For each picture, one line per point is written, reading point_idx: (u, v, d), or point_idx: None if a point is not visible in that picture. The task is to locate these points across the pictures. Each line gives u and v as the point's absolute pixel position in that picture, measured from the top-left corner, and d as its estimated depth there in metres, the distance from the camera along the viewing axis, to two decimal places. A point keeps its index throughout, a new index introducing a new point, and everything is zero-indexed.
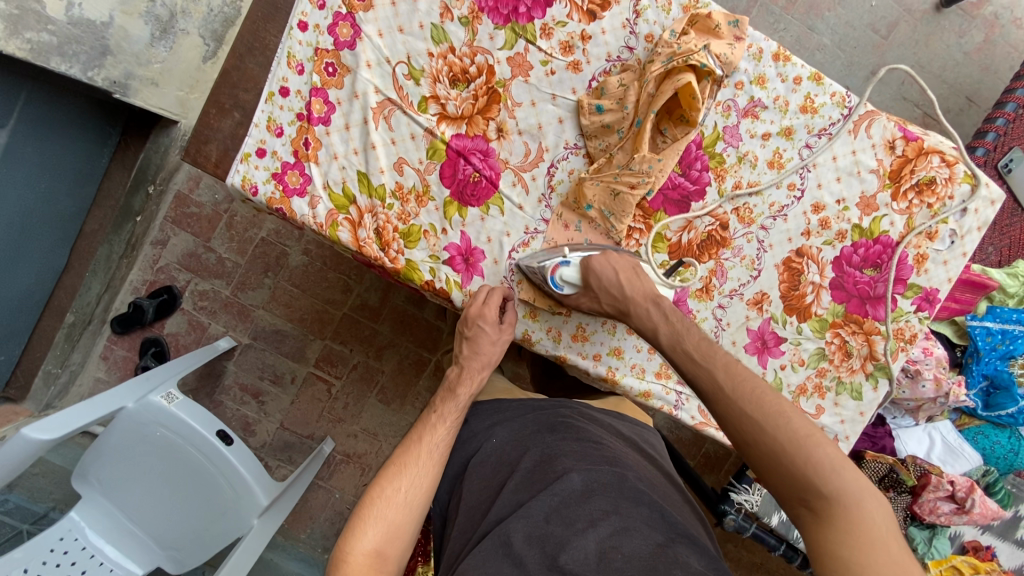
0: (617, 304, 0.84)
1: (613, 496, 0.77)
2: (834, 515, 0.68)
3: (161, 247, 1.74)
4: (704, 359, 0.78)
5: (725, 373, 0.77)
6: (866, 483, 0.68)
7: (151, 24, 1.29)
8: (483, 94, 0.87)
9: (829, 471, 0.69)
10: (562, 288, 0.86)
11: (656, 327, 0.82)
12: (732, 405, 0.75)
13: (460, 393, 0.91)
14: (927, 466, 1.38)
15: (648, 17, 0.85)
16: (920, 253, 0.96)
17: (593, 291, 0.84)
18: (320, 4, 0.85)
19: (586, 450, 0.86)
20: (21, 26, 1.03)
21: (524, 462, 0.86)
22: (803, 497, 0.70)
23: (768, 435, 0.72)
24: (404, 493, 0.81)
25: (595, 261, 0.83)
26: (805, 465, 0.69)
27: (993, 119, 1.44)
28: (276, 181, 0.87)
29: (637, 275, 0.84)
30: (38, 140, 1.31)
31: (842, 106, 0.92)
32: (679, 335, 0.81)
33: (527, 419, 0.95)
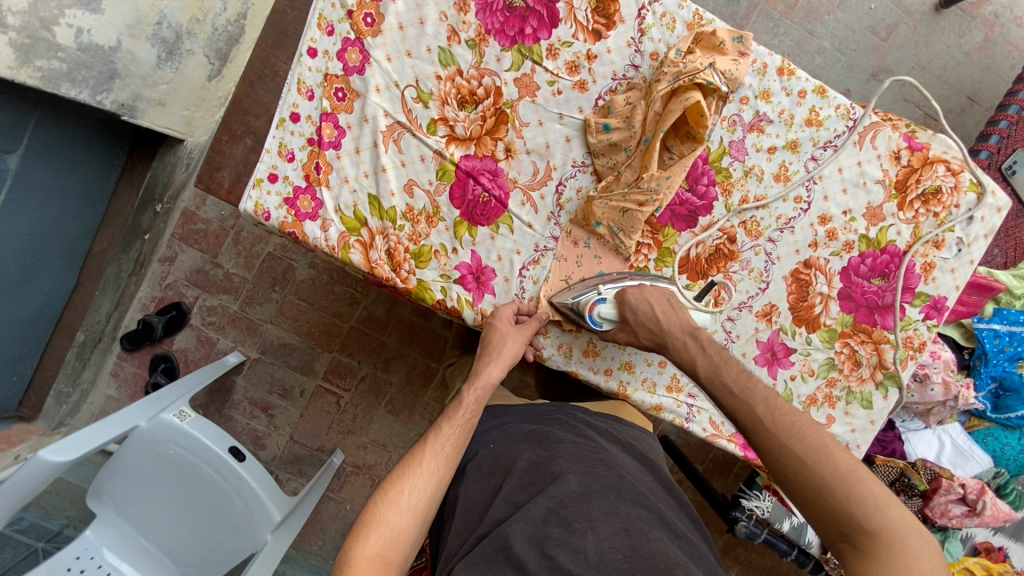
0: (653, 334, 0.85)
1: (612, 499, 0.73)
2: (878, 553, 0.66)
3: (169, 264, 1.78)
4: (742, 391, 0.78)
5: (764, 407, 0.77)
6: (911, 521, 0.67)
7: (158, 47, 1.30)
8: (491, 115, 0.88)
9: (873, 507, 0.68)
10: (600, 324, 0.87)
11: (693, 359, 0.83)
12: (771, 437, 0.75)
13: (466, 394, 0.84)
14: (938, 469, 1.39)
15: (653, 35, 0.87)
16: (927, 261, 0.97)
17: (630, 326, 0.86)
18: (329, 30, 0.86)
19: (582, 452, 0.81)
20: (32, 54, 1.03)
21: (518, 464, 0.81)
22: (844, 532, 0.69)
23: (808, 468, 0.72)
24: (408, 495, 0.74)
25: (630, 294, 0.85)
26: (848, 500, 0.69)
27: (996, 122, 1.44)
28: (287, 206, 0.87)
29: (671, 309, 0.86)
30: (47, 164, 1.31)
31: (847, 118, 0.93)
32: (717, 367, 0.81)
33: (522, 425, 0.91)
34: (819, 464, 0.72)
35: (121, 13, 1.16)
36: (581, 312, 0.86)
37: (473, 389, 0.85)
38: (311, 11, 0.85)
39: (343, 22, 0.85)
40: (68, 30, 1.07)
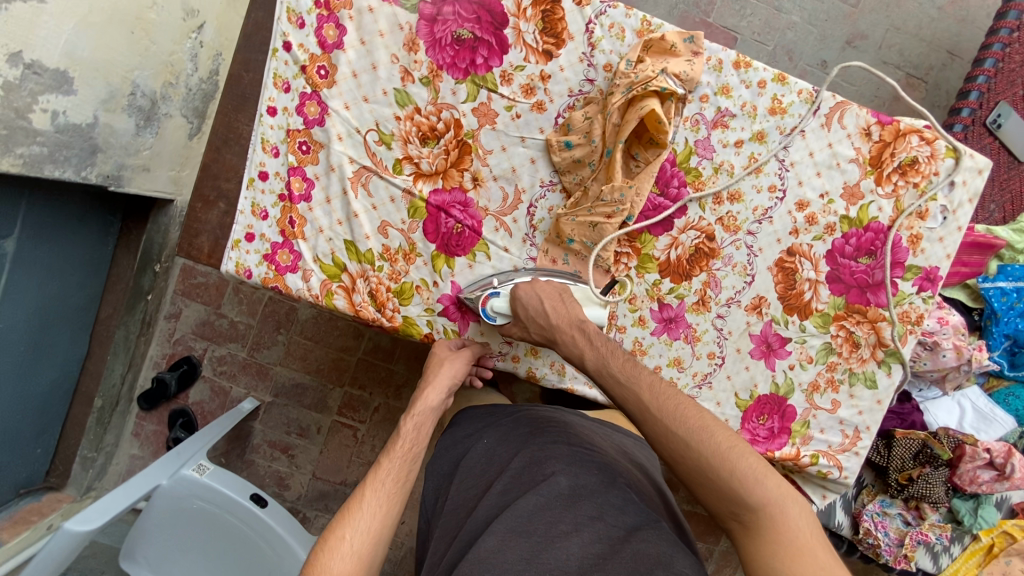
0: (543, 328, 0.83)
1: (599, 502, 0.68)
2: (763, 525, 0.66)
3: (176, 320, 1.83)
4: (628, 379, 0.77)
5: (649, 393, 0.75)
6: (786, 489, 0.68)
7: (135, 115, 1.34)
8: (454, 148, 0.89)
9: (752, 481, 0.68)
10: (495, 319, 0.88)
11: (582, 354, 0.81)
12: (658, 424, 0.73)
13: (403, 427, 0.84)
14: (961, 436, 1.36)
15: (604, 47, 0.87)
16: (914, 234, 0.96)
17: (522, 321, 0.86)
18: (285, 87, 0.87)
19: (577, 454, 0.76)
20: (12, 144, 1.06)
21: (513, 463, 0.75)
22: (731, 510, 0.68)
23: (693, 451, 0.70)
24: (351, 540, 0.71)
25: (520, 290, 0.86)
26: (729, 476, 0.68)
27: (974, 77, 1.41)
28: (267, 262, 0.90)
29: (563, 302, 0.84)
30: (41, 241, 1.34)
31: (811, 101, 0.92)
32: (604, 359, 0.80)
33: (518, 422, 0.86)
34: (701, 445, 0.70)
35: (94, 90, 1.20)
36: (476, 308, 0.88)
37: (411, 418, 0.85)
38: (266, 70, 0.87)
39: (298, 78, 0.87)
40: (44, 115, 1.10)
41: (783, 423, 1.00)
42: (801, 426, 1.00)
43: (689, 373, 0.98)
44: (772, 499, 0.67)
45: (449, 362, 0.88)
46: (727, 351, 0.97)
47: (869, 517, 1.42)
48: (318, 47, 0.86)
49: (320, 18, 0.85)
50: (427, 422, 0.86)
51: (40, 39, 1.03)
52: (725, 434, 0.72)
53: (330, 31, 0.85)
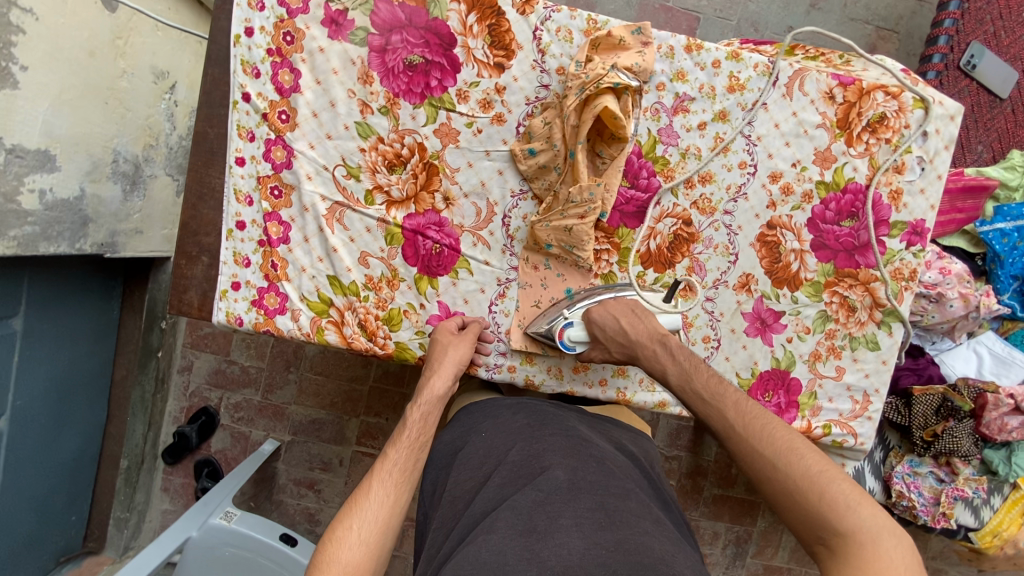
0: (623, 345, 0.84)
1: (599, 496, 0.68)
2: (852, 555, 0.60)
3: (188, 372, 1.84)
4: (711, 395, 0.76)
5: (735, 410, 0.74)
6: (885, 521, 0.61)
7: (121, 181, 1.38)
8: (421, 171, 0.91)
9: (844, 508, 0.62)
10: (573, 347, 0.88)
11: (663, 367, 0.82)
12: (743, 442, 0.71)
13: (411, 416, 0.82)
14: (982, 384, 1.33)
15: (554, 52, 0.88)
16: (893, 189, 0.95)
17: (601, 343, 0.86)
18: (250, 136, 0.89)
19: (573, 446, 0.76)
20: (5, 227, 1.10)
21: (510, 455, 0.76)
22: (818, 535, 0.63)
23: (779, 470, 0.67)
24: (359, 531, 0.69)
25: (595, 312, 0.86)
26: (816, 499, 0.64)
27: (941, 22, 1.39)
28: (255, 307, 0.91)
29: (637, 318, 0.86)
30: (47, 314, 1.38)
31: (769, 73, 0.92)
32: (687, 373, 0.79)
33: (519, 415, 0.86)
34: (789, 465, 0.67)
35: (77, 164, 1.24)
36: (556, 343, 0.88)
37: (417, 407, 0.83)
38: (229, 122, 0.89)
39: (261, 125, 0.89)
40: (32, 195, 1.14)
41: (790, 398, 0.98)
42: (808, 398, 0.99)
43: None
44: (866, 530, 0.60)
45: (452, 348, 0.86)
46: (721, 333, 0.97)
47: (899, 479, 1.40)
48: (276, 93, 0.88)
49: (273, 65, 0.87)
50: (435, 411, 0.84)
51: (17, 123, 1.07)
52: (815, 458, 0.67)
53: (285, 75, 0.87)
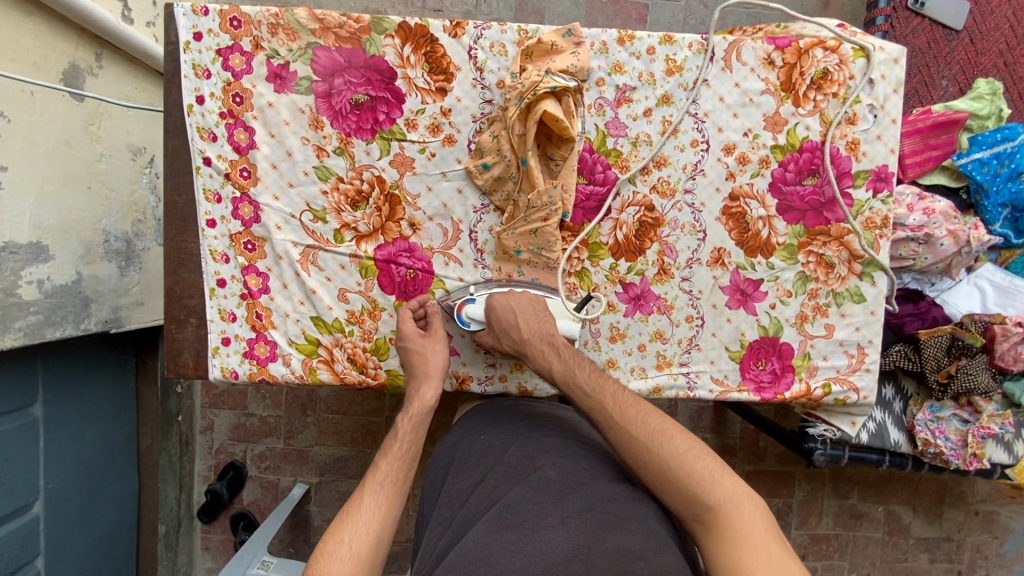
0: (512, 344, 0.87)
1: (586, 495, 0.71)
2: (721, 523, 0.67)
3: (210, 431, 1.85)
4: (593, 389, 0.83)
5: (613, 402, 0.80)
6: (743, 487, 0.69)
7: (115, 259, 1.43)
8: (384, 203, 0.93)
9: (709, 481, 0.70)
10: (468, 325, 0.92)
11: (550, 365, 0.86)
12: (622, 433, 0.77)
13: (402, 426, 0.86)
14: (988, 318, 1.31)
15: (491, 67, 0.91)
16: (850, 140, 0.95)
17: (496, 332, 0.89)
18: (217, 197, 0.93)
19: (567, 445, 0.80)
20: (9, 321, 1.15)
21: (506, 455, 0.80)
22: (693, 511, 0.70)
23: (654, 454, 0.74)
24: (350, 543, 0.73)
25: (496, 301, 0.89)
26: (686, 478, 0.71)
27: None
28: (248, 358, 0.94)
29: (534, 316, 0.89)
30: (67, 396, 1.43)
31: (704, 50, 0.93)
32: (571, 370, 0.85)
33: (514, 414, 0.90)
34: (660, 448, 0.74)
35: (70, 251, 1.29)
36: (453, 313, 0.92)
37: (407, 418, 0.86)
38: (195, 188, 0.92)
39: (225, 186, 0.92)
40: (31, 286, 1.19)
41: (784, 363, 0.98)
42: (803, 360, 0.98)
43: (674, 342, 0.98)
44: (729, 498, 0.68)
45: (427, 353, 0.89)
46: (703, 310, 0.98)
47: (922, 427, 1.36)
48: (235, 153, 0.92)
49: (228, 126, 0.91)
50: (424, 421, 0.87)
51: (7, 222, 1.13)
52: (681, 438, 0.75)
53: (241, 135, 0.91)
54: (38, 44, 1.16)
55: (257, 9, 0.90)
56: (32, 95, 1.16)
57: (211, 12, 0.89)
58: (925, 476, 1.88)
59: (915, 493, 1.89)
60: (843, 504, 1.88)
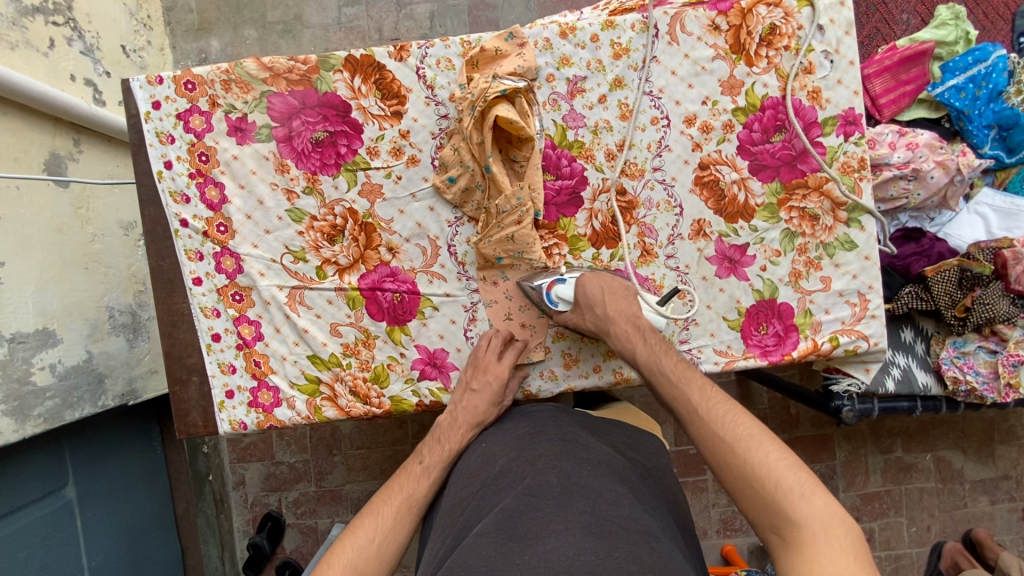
0: (595, 321, 0.89)
1: (591, 499, 0.76)
2: (802, 539, 0.67)
3: (243, 485, 1.85)
4: (680, 379, 0.86)
5: (701, 396, 0.84)
6: (834, 508, 0.69)
7: (122, 332, 1.46)
8: (360, 233, 0.95)
9: (797, 496, 0.71)
10: (556, 305, 0.92)
11: (634, 348, 0.88)
12: (706, 427, 0.81)
13: (446, 445, 0.93)
14: (995, 243, 1.27)
15: (441, 83, 0.93)
16: (811, 90, 0.94)
17: (583, 309, 0.90)
18: (199, 255, 0.95)
19: (568, 449, 0.84)
20: (27, 409, 1.18)
21: (504, 463, 0.85)
22: (773, 522, 0.71)
23: (739, 455, 0.76)
24: (378, 543, 0.83)
25: (587, 279, 0.91)
26: (771, 488, 0.73)
27: None
28: (253, 408, 0.95)
29: (622, 298, 0.90)
30: (99, 474, 1.46)
31: (647, 28, 0.93)
32: (659, 358, 0.88)
33: (521, 422, 0.94)
34: (746, 452, 0.76)
35: (77, 331, 1.33)
36: (541, 289, 0.92)
37: (449, 437, 0.93)
38: (176, 250, 0.94)
39: (205, 243, 0.94)
40: (44, 372, 1.23)
41: (785, 323, 0.96)
42: (804, 317, 0.96)
43: (670, 322, 0.97)
44: (816, 517, 0.68)
45: (506, 381, 0.91)
46: (693, 285, 0.96)
47: (949, 365, 1.32)
48: (209, 210, 0.94)
49: (198, 186, 0.94)
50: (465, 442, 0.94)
51: (10, 313, 1.16)
52: (771, 449, 0.76)
53: (211, 191, 0.94)
54: (17, 140, 1.20)
55: (208, 69, 0.93)
56: (18, 190, 1.20)
57: (165, 79, 0.92)
58: (968, 416, 1.82)
59: (961, 435, 1.83)
60: (889, 458, 1.82)
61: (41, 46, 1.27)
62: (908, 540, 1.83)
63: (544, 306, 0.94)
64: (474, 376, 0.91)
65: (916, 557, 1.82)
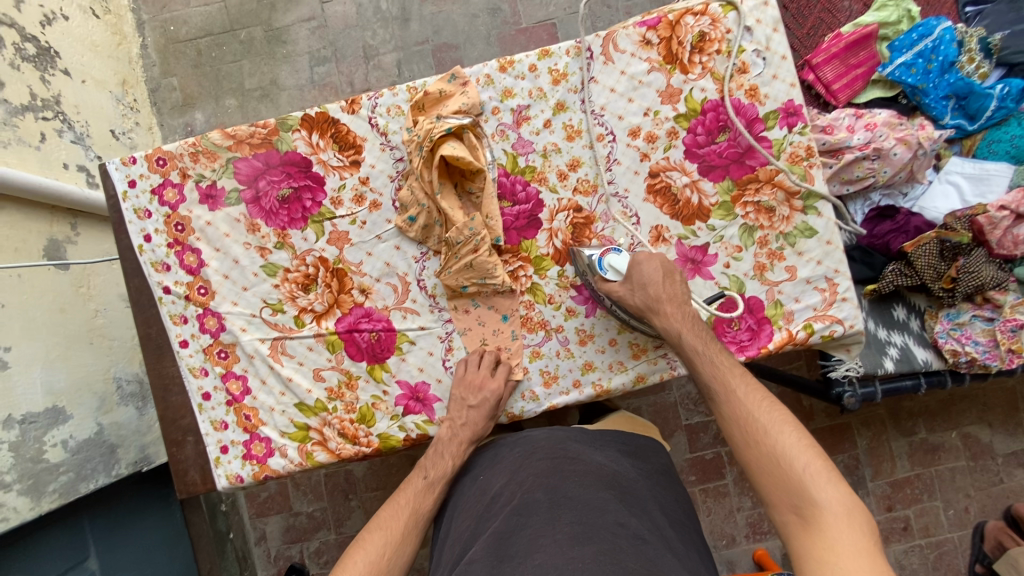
0: (644, 299, 0.90)
1: (578, 509, 0.79)
2: (823, 521, 0.73)
3: (265, 540, 1.85)
4: (720, 362, 0.89)
5: (739, 379, 0.87)
6: (856, 497, 0.74)
7: (131, 402, 1.51)
8: (332, 279, 0.99)
9: (822, 480, 0.76)
10: (606, 272, 0.92)
11: (680, 331, 0.89)
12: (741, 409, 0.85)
13: (446, 461, 0.95)
14: (970, 210, 1.26)
15: (393, 129, 0.98)
16: (748, 88, 0.97)
17: (634, 285, 0.91)
18: (183, 318, 0.99)
19: (556, 465, 0.87)
20: (42, 486, 1.21)
21: (498, 488, 0.88)
22: (795, 504, 0.76)
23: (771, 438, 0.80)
24: (389, 558, 0.87)
25: (643, 258, 0.92)
26: (797, 470, 0.78)
27: None
28: (248, 460, 0.98)
29: (671, 282, 0.92)
30: (121, 543, 1.47)
31: (581, 52, 0.97)
32: (701, 340, 0.90)
33: (512, 445, 0.96)
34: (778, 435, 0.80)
35: (86, 405, 1.37)
36: (593, 257, 0.93)
37: (447, 456, 0.96)
38: (162, 316, 0.99)
39: (188, 307, 0.99)
40: (56, 448, 1.26)
41: (757, 317, 0.97)
42: (775, 308, 0.96)
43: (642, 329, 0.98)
44: (840, 501, 0.73)
45: (502, 395, 0.94)
46: None
47: (946, 339, 1.28)
48: (189, 275, 0.99)
49: (177, 253, 0.99)
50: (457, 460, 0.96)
51: (20, 395, 1.21)
52: (799, 436, 0.81)
53: (189, 257, 0.99)
54: (17, 231, 1.27)
55: (176, 144, 0.99)
56: (21, 278, 1.26)
57: (139, 159, 0.99)
58: (989, 386, 1.77)
59: (985, 408, 1.77)
60: (913, 441, 1.77)
61: (33, 141, 1.36)
62: (948, 525, 1.75)
63: (590, 271, 0.94)
64: (470, 394, 0.93)
65: (960, 542, 1.74)
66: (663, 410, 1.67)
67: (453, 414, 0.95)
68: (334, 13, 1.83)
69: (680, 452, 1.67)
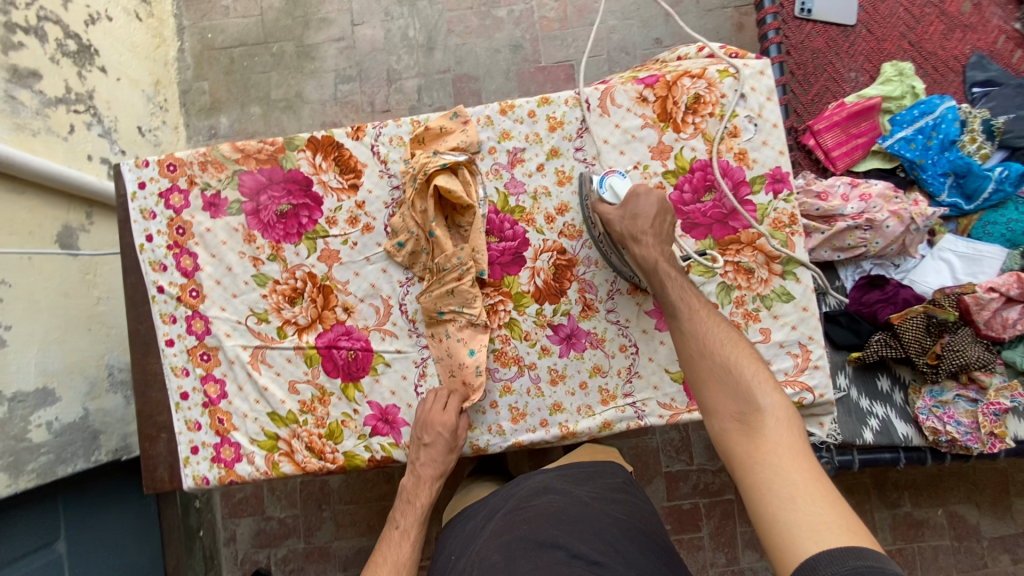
0: (630, 229, 0.90)
1: (532, 559, 0.81)
2: (766, 425, 0.79)
3: (234, 541, 1.84)
4: (687, 282, 0.90)
5: (700, 300, 0.89)
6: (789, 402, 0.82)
7: (120, 390, 1.54)
8: (318, 295, 1.02)
9: (767, 388, 0.81)
10: (604, 190, 0.94)
11: (658, 259, 0.89)
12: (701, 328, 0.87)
13: (417, 502, 0.99)
14: (959, 289, 1.25)
15: (393, 158, 1.02)
16: (737, 152, 1.00)
17: (625, 211, 0.91)
18: (173, 318, 1.03)
19: (509, 522, 0.90)
20: (22, 464, 1.23)
21: (460, 563, 0.89)
22: (740, 412, 0.81)
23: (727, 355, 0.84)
24: None
25: (642, 190, 0.91)
26: (746, 380, 0.82)
27: (764, 20, 1.48)
28: (216, 463, 1.00)
29: (662, 214, 0.91)
30: (91, 528, 1.47)
31: (580, 103, 1.01)
32: (671, 261, 0.90)
33: (467, 516, 1.00)
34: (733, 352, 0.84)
35: (74, 390, 1.40)
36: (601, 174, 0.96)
37: (413, 514, 0.99)
38: (152, 314, 1.03)
39: (178, 307, 1.03)
40: (41, 428, 1.29)
41: None
42: None
43: (613, 374, 0.99)
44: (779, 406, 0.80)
45: (456, 428, 0.94)
46: (633, 337, 0.99)
47: (927, 415, 1.26)
48: (183, 277, 1.03)
49: (175, 255, 1.03)
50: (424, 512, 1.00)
51: (14, 373, 1.25)
52: (747, 351, 0.86)
53: (185, 260, 1.03)
54: (34, 217, 1.33)
55: (189, 152, 1.04)
56: (30, 260, 1.31)
57: (151, 163, 1.04)
58: (978, 466, 1.73)
59: (973, 487, 1.74)
60: (897, 514, 1.73)
61: (62, 132, 1.43)
62: None
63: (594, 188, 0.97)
64: (424, 432, 0.94)
65: None
66: (642, 454, 1.66)
67: (416, 453, 0.96)
68: (363, 36, 1.91)
69: (657, 499, 1.65)
